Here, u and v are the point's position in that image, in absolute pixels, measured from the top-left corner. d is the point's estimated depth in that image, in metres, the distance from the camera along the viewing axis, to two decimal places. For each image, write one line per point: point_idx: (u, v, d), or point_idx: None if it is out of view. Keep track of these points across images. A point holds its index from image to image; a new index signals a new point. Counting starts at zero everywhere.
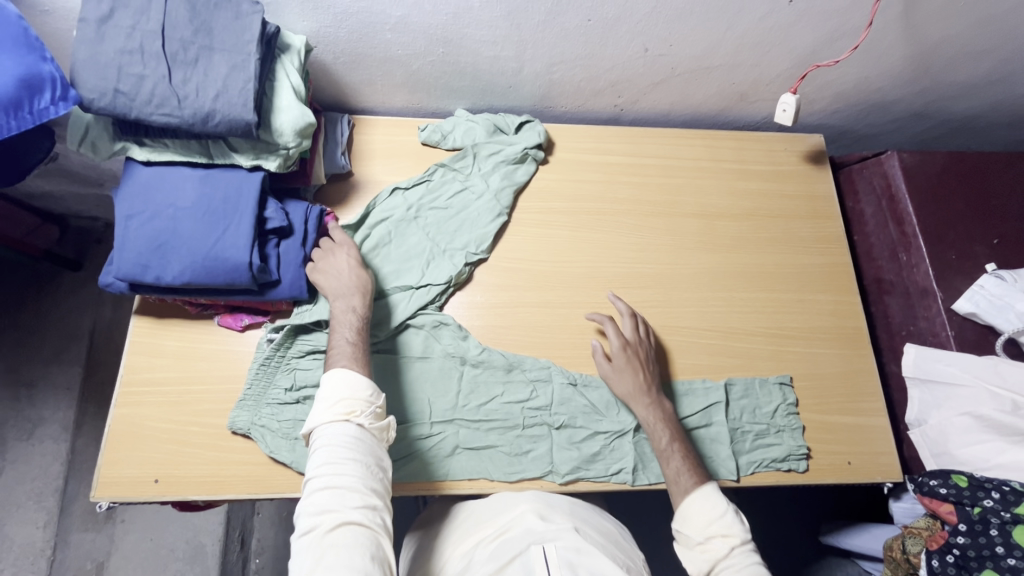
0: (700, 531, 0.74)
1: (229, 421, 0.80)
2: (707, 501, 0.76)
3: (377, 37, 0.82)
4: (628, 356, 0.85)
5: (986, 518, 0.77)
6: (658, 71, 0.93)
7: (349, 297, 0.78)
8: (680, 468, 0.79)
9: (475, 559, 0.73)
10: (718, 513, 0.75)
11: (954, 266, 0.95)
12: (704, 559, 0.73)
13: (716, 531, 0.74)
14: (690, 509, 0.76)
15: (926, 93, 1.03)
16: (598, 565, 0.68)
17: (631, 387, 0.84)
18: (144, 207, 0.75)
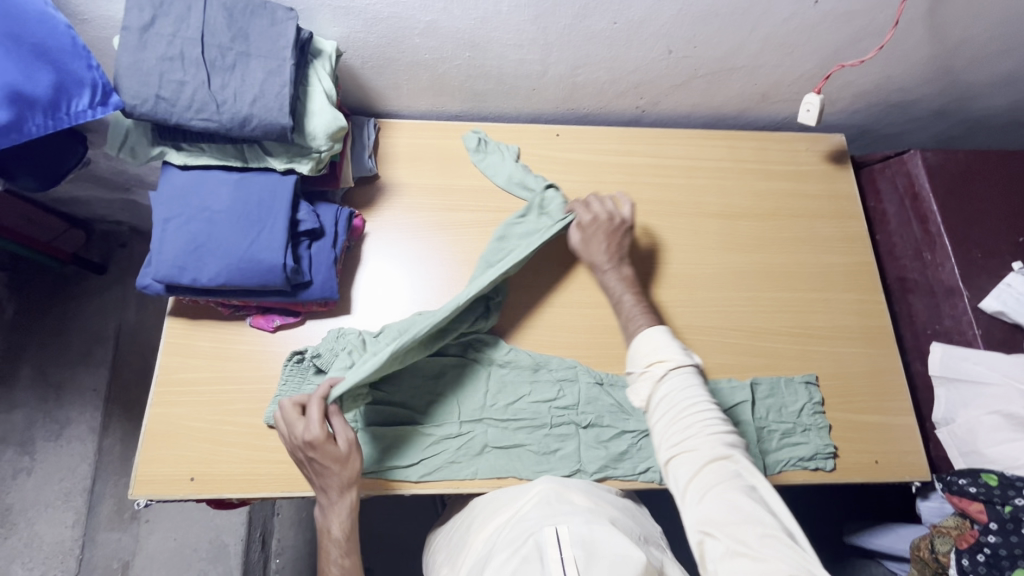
0: (643, 360, 0.77)
1: (265, 417, 0.82)
2: (655, 337, 0.79)
3: (405, 42, 0.83)
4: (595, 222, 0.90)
5: (1017, 517, 0.77)
6: (681, 72, 0.94)
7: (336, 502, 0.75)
8: (631, 312, 0.85)
9: (498, 541, 0.72)
10: (664, 346, 0.77)
11: (979, 264, 0.94)
12: (647, 386, 0.76)
13: (659, 359, 0.76)
14: (638, 345, 0.79)
15: (949, 93, 1.03)
16: (612, 543, 0.65)
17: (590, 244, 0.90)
18: (182, 210, 0.76)
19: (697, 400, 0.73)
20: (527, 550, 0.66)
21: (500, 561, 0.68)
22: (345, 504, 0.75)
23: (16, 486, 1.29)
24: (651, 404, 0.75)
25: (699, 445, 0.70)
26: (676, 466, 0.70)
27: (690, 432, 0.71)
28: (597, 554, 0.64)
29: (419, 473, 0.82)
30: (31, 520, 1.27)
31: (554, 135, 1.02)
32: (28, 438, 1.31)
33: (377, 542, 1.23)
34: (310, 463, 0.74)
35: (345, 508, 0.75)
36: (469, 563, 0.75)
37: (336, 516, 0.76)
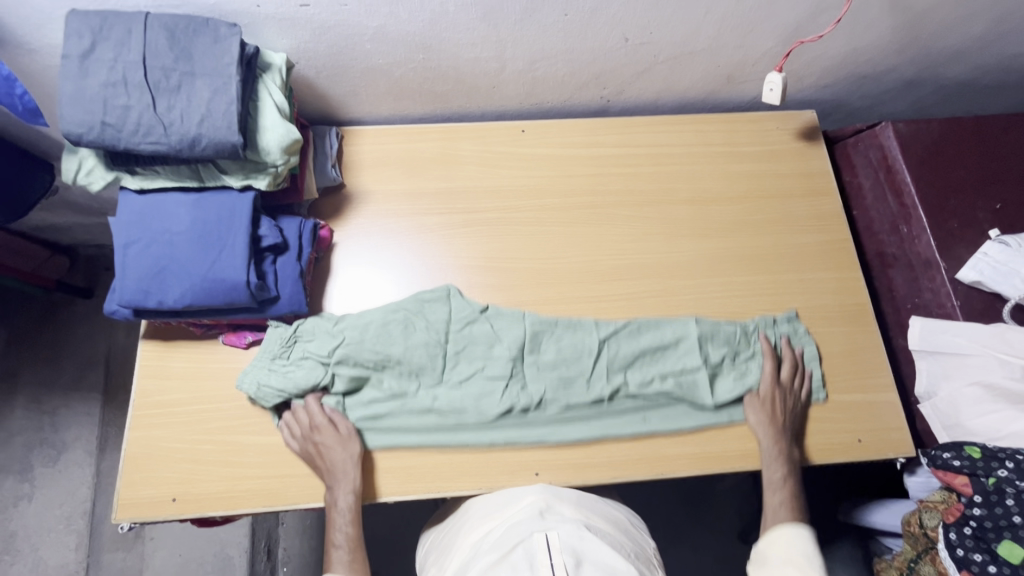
0: (775, 558, 0.76)
1: (238, 381, 0.82)
2: (794, 538, 0.78)
3: (356, 49, 0.82)
4: (775, 393, 0.87)
5: (1001, 488, 0.76)
6: (641, 59, 0.92)
7: (349, 475, 0.79)
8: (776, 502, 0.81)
9: (482, 548, 0.72)
10: (804, 553, 0.76)
11: (956, 235, 0.93)
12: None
13: (795, 560, 0.75)
14: (774, 539, 0.78)
15: (918, 61, 1.01)
16: (600, 555, 0.66)
17: (767, 423, 0.85)
18: (143, 233, 0.76)
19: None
20: (516, 557, 0.65)
21: (486, 564, 0.66)
22: (352, 480, 0.79)
23: (19, 513, 1.30)
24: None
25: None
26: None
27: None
28: (586, 560, 0.65)
29: (398, 483, 0.82)
30: (36, 546, 1.29)
31: (520, 131, 1.01)
32: (27, 465, 1.33)
33: (377, 546, 1.24)
34: (316, 451, 0.80)
35: (352, 485, 0.79)
36: (456, 564, 0.74)
37: (341, 495, 0.78)
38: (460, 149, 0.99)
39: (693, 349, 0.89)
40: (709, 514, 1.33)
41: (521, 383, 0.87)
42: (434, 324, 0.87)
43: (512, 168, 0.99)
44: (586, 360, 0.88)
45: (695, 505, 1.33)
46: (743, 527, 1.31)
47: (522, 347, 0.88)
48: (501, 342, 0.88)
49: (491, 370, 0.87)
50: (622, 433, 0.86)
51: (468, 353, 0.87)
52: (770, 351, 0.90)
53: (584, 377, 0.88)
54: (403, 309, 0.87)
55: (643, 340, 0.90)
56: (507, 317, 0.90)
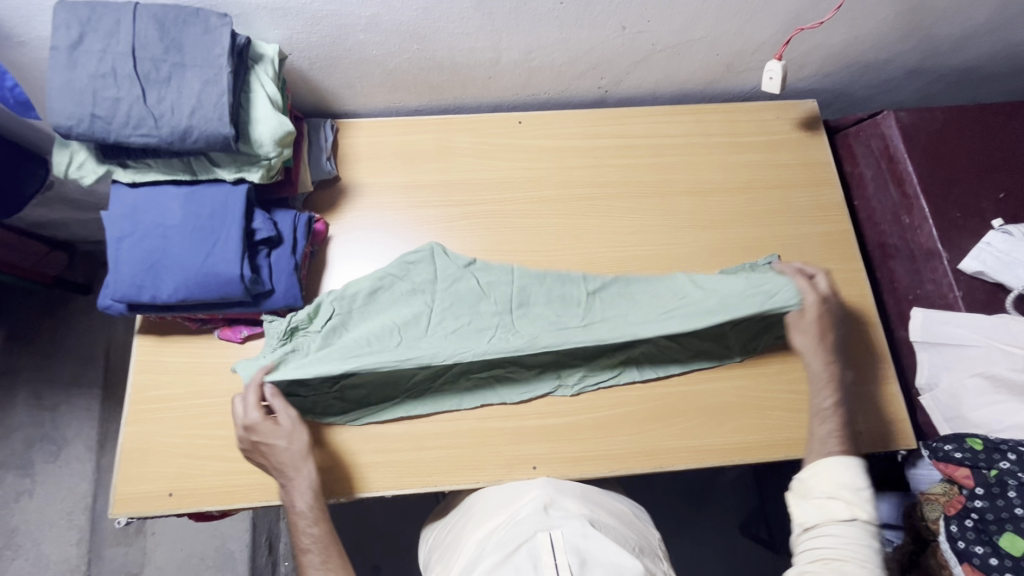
0: (820, 491, 0.70)
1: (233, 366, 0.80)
2: (839, 469, 0.70)
3: (350, 39, 0.81)
4: (822, 311, 0.83)
5: (1003, 480, 0.75)
6: (639, 48, 0.91)
7: (301, 470, 0.76)
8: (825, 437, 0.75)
9: (486, 548, 0.71)
10: (852, 485, 0.69)
11: (959, 225, 0.92)
12: (816, 514, 0.69)
13: (843, 496, 0.69)
14: (817, 469, 0.72)
15: (920, 49, 0.99)
16: (609, 553, 0.65)
17: (816, 342, 0.82)
18: (135, 227, 0.76)
19: (854, 548, 0.65)
20: (520, 558, 0.64)
21: (489, 565, 0.66)
22: (302, 476, 0.76)
23: (21, 508, 1.31)
24: (813, 529, 0.69)
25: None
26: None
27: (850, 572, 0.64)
28: (592, 561, 0.64)
29: (396, 477, 0.82)
30: (38, 541, 1.30)
31: (517, 122, 1.00)
32: (28, 461, 1.33)
33: (378, 540, 1.24)
34: (259, 448, 0.76)
35: (304, 480, 0.76)
36: (462, 565, 0.73)
37: (299, 495, 0.76)
38: (456, 141, 0.98)
39: (688, 291, 0.88)
40: (710, 507, 1.33)
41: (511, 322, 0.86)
42: (420, 282, 0.88)
43: (510, 159, 0.98)
44: (576, 300, 0.89)
45: (696, 499, 1.33)
46: (744, 519, 1.31)
47: (509, 302, 0.88)
48: (487, 299, 0.88)
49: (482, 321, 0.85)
50: (620, 426, 0.86)
51: (455, 308, 0.86)
52: (793, 270, 0.87)
53: (579, 318, 0.87)
54: (389, 275, 0.87)
55: (635, 291, 0.90)
56: (496, 271, 0.90)
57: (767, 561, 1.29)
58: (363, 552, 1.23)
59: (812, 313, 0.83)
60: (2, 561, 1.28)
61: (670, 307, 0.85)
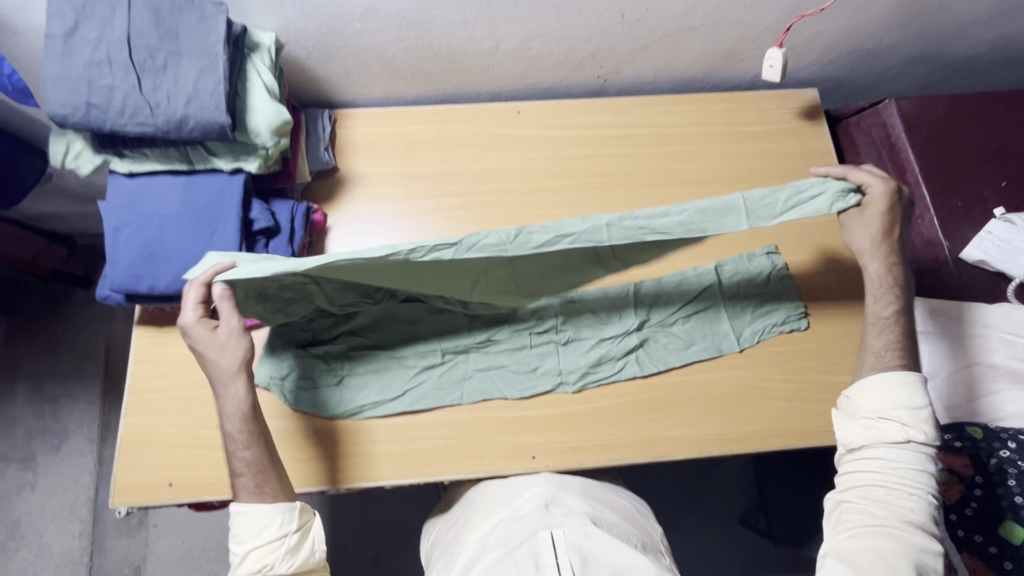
0: (870, 411, 0.70)
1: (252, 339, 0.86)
2: (891, 388, 0.69)
3: (347, 28, 0.81)
4: (892, 201, 0.77)
5: (1003, 469, 0.76)
6: (638, 37, 0.91)
7: (234, 384, 0.70)
8: (881, 348, 0.74)
9: (488, 546, 0.71)
10: (907, 405, 0.68)
11: (960, 213, 0.91)
12: (864, 436, 0.69)
13: (896, 418, 0.68)
14: (867, 389, 0.71)
15: (922, 36, 0.99)
16: (610, 551, 0.66)
17: (879, 237, 0.77)
18: (132, 217, 0.75)
19: (902, 471, 0.67)
20: (521, 555, 0.65)
21: (491, 561, 0.66)
22: (236, 389, 0.70)
23: (23, 500, 1.31)
24: (857, 450, 0.70)
25: (883, 509, 0.66)
26: (844, 513, 0.68)
27: (892, 499, 0.66)
28: (593, 559, 0.64)
29: (395, 467, 0.82)
30: (40, 532, 1.30)
31: (515, 112, 0.99)
32: (30, 453, 1.33)
33: (379, 532, 1.24)
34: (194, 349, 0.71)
35: (238, 392, 0.70)
36: (464, 561, 0.74)
37: (230, 407, 0.70)
38: (455, 131, 0.97)
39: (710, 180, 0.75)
40: (710, 499, 1.33)
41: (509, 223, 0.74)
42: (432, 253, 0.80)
43: (509, 149, 0.97)
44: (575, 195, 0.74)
45: (696, 490, 1.33)
46: (744, 511, 1.31)
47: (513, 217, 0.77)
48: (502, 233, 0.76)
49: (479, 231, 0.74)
50: (619, 416, 0.86)
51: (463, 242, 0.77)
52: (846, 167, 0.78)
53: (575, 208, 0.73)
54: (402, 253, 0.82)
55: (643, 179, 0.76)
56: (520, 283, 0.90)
57: (767, 553, 1.30)
58: (364, 544, 1.23)
59: (875, 210, 0.77)
60: (5, 553, 1.29)
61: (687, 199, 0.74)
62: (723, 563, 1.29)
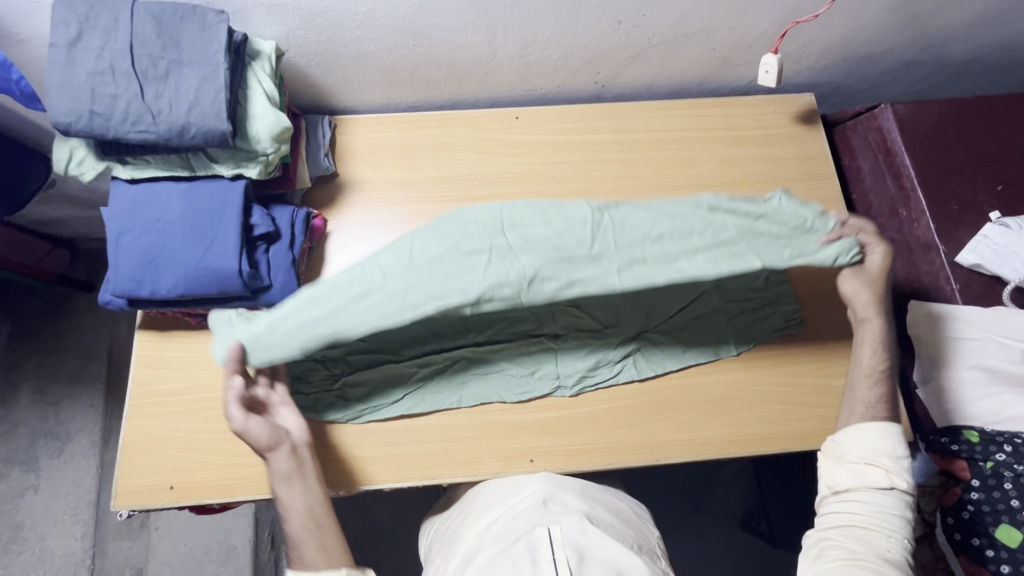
0: (858, 455, 0.72)
1: None
2: (877, 435, 0.72)
3: (346, 35, 0.82)
4: (889, 265, 0.78)
5: (999, 472, 0.77)
6: (635, 43, 0.91)
7: (284, 455, 0.74)
8: (870, 402, 0.76)
9: (485, 540, 0.71)
10: (891, 453, 0.71)
11: (955, 218, 0.92)
12: (851, 478, 0.71)
13: (881, 463, 0.70)
14: (853, 434, 0.73)
15: (918, 42, 0.99)
16: (608, 551, 0.65)
17: (875, 298, 0.78)
18: (134, 223, 0.76)
19: (881, 516, 0.68)
20: (518, 550, 0.65)
21: (488, 557, 0.66)
22: (284, 460, 0.74)
23: (26, 503, 1.32)
24: (842, 491, 0.72)
25: (864, 547, 0.67)
26: (825, 548, 0.69)
27: (872, 538, 0.68)
28: (589, 555, 0.64)
29: (393, 470, 0.83)
30: (43, 535, 1.31)
31: (513, 117, 1.00)
32: (32, 456, 1.34)
33: (379, 534, 1.25)
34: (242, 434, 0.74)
35: (286, 463, 0.74)
36: (461, 554, 0.74)
37: (281, 481, 0.74)
38: (453, 136, 0.98)
39: (721, 218, 0.74)
40: (709, 502, 1.33)
41: (512, 260, 0.69)
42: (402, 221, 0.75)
43: (507, 154, 0.98)
44: (583, 231, 0.70)
45: (695, 493, 1.33)
46: (745, 514, 1.32)
47: (499, 223, 0.70)
48: (475, 220, 0.70)
49: (475, 251, 0.69)
50: (617, 419, 0.86)
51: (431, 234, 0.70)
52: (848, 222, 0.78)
53: (586, 249, 0.70)
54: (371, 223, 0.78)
55: (649, 211, 0.73)
56: None
57: (766, 556, 1.30)
58: (364, 546, 1.24)
59: (876, 269, 0.78)
60: (8, 555, 1.29)
61: (701, 238, 0.72)
62: (722, 565, 1.29)
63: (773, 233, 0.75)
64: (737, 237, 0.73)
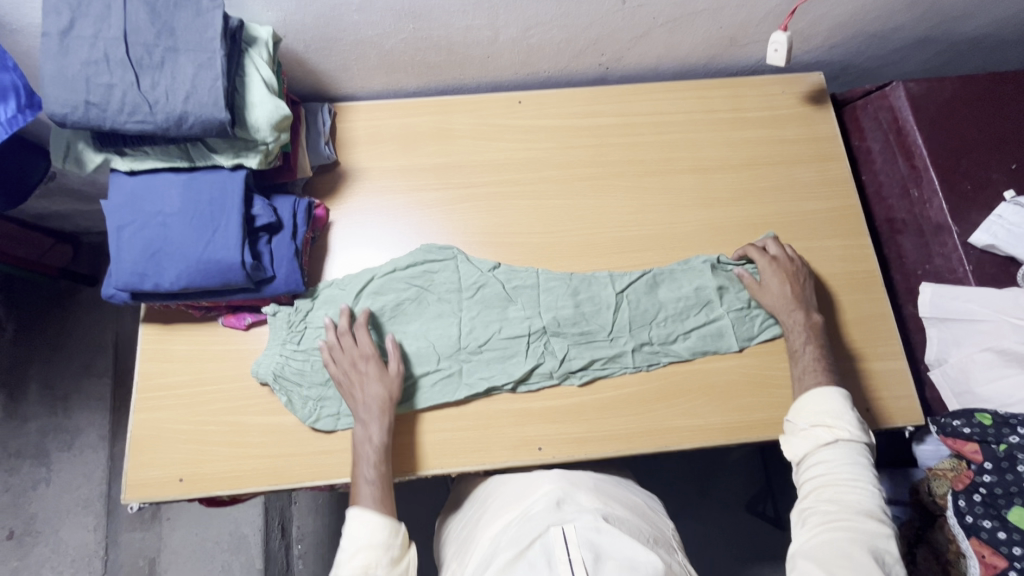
0: (805, 423, 0.77)
1: (252, 369, 0.84)
2: (818, 399, 0.77)
3: (344, 20, 0.80)
4: (776, 269, 0.88)
5: (1012, 454, 0.75)
6: (640, 23, 0.89)
7: (377, 418, 0.78)
8: (809, 366, 0.82)
9: (499, 545, 0.71)
10: (834, 412, 0.76)
11: (969, 197, 0.90)
12: (807, 445, 0.76)
13: (825, 423, 0.76)
14: (798, 407, 0.79)
15: (931, 17, 0.96)
16: (625, 548, 0.65)
17: (784, 297, 0.86)
18: (135, 216, 0.76)
19: (843, 472, 0.72)
20: (534, 555, 0.64)
21: (503, 561, 0.65)
22: (383, 420, 0.78)
23: (38, 496, 1.33)
24: (805, 461, 0.76)
25: (836, 505, 0.70)
26: (807, 517, 0.71)
27: (842, 494, 0.71)
28: (606, 555, 0.64)
29: (401, 460, 0.83)
30: (56, 527, 1.32)
31: (516, 102, 0.98)
32: (43, 450, 1.35)
33: None
34: (354, 382, 0.81)
35: (382, 423, 0.78)
36: (475, 562, 0.72)
37: (374, 431, 0.78)
38: (456, 123, 0.96)
39: (711, 290, 0.90)
40: (718, 486, 1.33)
41: (544, 343, 0.88)
42: (444, 289, 0.89)
43: (510, 139, 0.97)
44: (606, 314, 0.89)
45: (703, 478, 1.33)
46: (751, 499, 1.31)
47: (536, 307, 0.89)
48: (517, 293, 0.90)
49: (508, 316, 0.89)
50: (624, 407, 0.86)
51: (482, 317, 0.89)
52: (745, 248, 0.91)
53: (606, 333, 0.88)
54: (413, 285, 0.89)
55: (662, 294, 0.91)
56: (521, 274, 0.90)
57: (774, 539, 1.30)
58: None
59: (772, 274, 0.88)
60: (22, 547, 1.31)
61: (693, 321, 0.89)
62: (730, 548, 1.30)
63: (748, 304, 0.90)
64: (717, 303, 0.90)
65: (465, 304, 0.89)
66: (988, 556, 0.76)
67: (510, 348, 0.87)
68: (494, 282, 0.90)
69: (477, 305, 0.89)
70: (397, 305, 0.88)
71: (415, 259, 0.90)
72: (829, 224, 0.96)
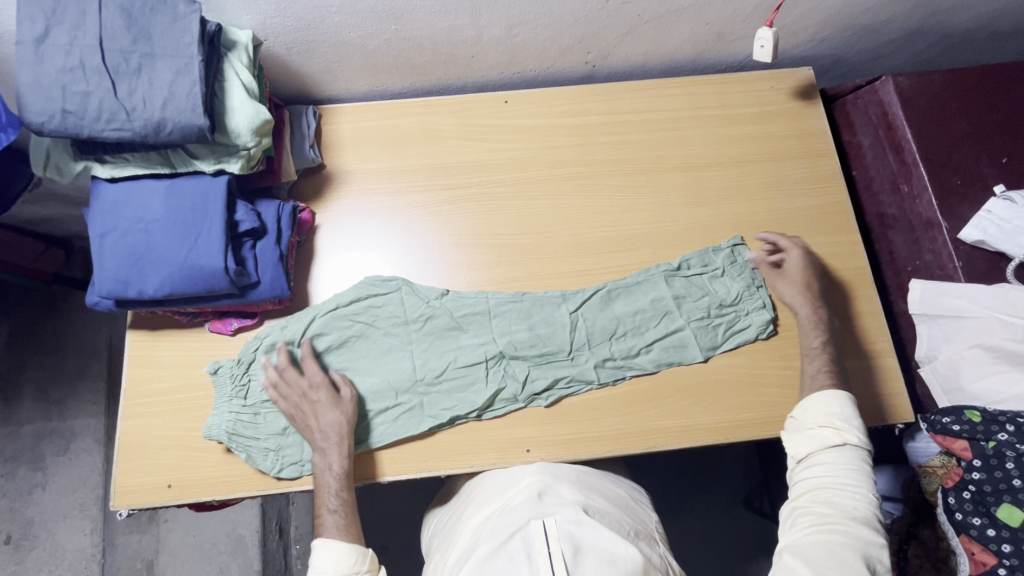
0: (813, 422, 0.76)
1: (205, 430, 0.82)
2: (828, 401, 0.76)
3: (325, 23, 0.79)
4: (802, 266, 0.89)
5: (1001, 452, 0.74)
6: (625, 20, 0.88)
7: (333, 446, 0.79)
8: (806, 373, 0.82)
9: (480, 536, 0.71)
10: (843, 415, 0.75)
11: (959, 192, 0.89)
12: (809, 443, 0.75)
13: (834, 424, 0.75)
14: (806, 405, 0.78)
15: (920, 9, 0.95)
16: (605, 542, 0.65)
17: (800, 292, 0.87)
18: (116, 223, 0.75)
19: (842, 475, 0.72)
20: (514, 547, 0.64)
21: (483, 554, 0.65)
22: (342, 446, 0.79)
23: (35, 500, 1.34)
24: (806, 458, 0.75)
25: (832, 508, 0.70)
26: (798, 517, 0.71)
27: (841, 498, 0.70)
28: (585, 548, 0.64)
29: (389, 462, 0.83)
30: (53, 531, 1.33)
31: (502, 102, 0.97)
32: (39, 454, 1.36)
33: (385, 522, 1.26)
34: (306, 412, 0.81)
35: (341, 451, 0.79)
36: (457, 553, 0.73)
37: (334, 459, 0.78)
38: (442, 124, 0.96)
39: (668, 300, 0.89)
40: (714, 482, 1.33)
41: (503, 367, 0.86)
42: (390, 323, 0.87)
43: (497, 139, 0.96)
44: (562, 334, 0.88)
45: (699, 475, 1.33)
46: (747, 494, 1.31)
47: (491, 332, 0.88)
48: (467, 321, 0.88)
49: (461, 343, 0.87)
50: (613, 407, 0.85)
51: (437, 346, 0.87)
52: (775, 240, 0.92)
53: (566, 351, 0.87)
54: (358, 321, 0.86)
55: (616, 308, 0.89)
56: (470, 300, 0.88)
57: (770, 533, 1.30)
58: (371, 534, 1.25)
59: (795, 270, 0.89)
60: (20, 551, 1.32)
61: (653, 333, 0.88)
62: (726, 543, 1.30)
63: (709, 311, 0.89)
64: (677, 313, 0.89)
65: (417, 335, 0.87)
66: (978, 553, 0.76)
67: (472, 364, 0.86)
68: (438, 312, 0.87)
69: (428, 334, 0.87)
70: (345, 342, 0.86)
71: (357, 293, 0.87)
72: (818, 221, 0.95)
